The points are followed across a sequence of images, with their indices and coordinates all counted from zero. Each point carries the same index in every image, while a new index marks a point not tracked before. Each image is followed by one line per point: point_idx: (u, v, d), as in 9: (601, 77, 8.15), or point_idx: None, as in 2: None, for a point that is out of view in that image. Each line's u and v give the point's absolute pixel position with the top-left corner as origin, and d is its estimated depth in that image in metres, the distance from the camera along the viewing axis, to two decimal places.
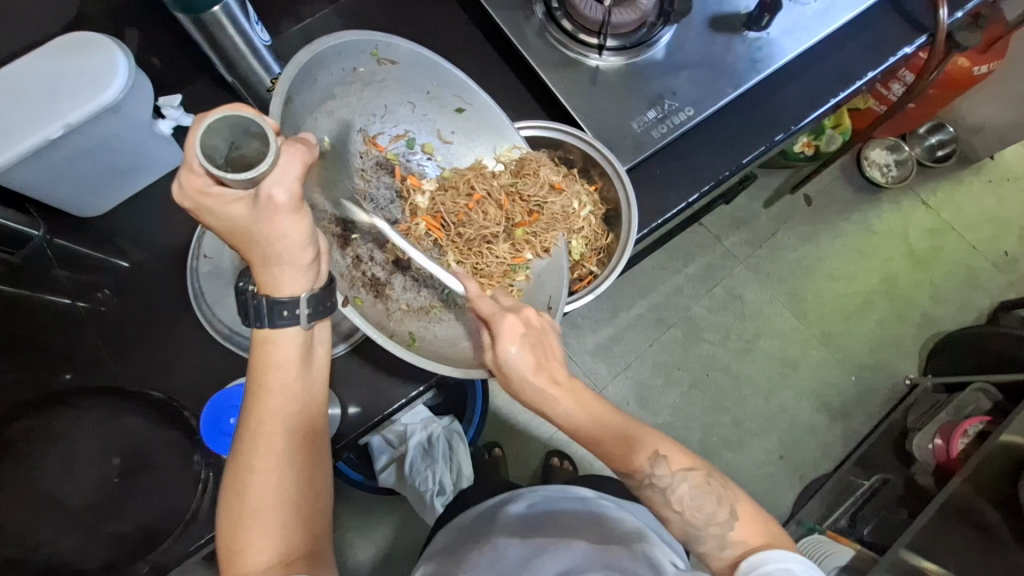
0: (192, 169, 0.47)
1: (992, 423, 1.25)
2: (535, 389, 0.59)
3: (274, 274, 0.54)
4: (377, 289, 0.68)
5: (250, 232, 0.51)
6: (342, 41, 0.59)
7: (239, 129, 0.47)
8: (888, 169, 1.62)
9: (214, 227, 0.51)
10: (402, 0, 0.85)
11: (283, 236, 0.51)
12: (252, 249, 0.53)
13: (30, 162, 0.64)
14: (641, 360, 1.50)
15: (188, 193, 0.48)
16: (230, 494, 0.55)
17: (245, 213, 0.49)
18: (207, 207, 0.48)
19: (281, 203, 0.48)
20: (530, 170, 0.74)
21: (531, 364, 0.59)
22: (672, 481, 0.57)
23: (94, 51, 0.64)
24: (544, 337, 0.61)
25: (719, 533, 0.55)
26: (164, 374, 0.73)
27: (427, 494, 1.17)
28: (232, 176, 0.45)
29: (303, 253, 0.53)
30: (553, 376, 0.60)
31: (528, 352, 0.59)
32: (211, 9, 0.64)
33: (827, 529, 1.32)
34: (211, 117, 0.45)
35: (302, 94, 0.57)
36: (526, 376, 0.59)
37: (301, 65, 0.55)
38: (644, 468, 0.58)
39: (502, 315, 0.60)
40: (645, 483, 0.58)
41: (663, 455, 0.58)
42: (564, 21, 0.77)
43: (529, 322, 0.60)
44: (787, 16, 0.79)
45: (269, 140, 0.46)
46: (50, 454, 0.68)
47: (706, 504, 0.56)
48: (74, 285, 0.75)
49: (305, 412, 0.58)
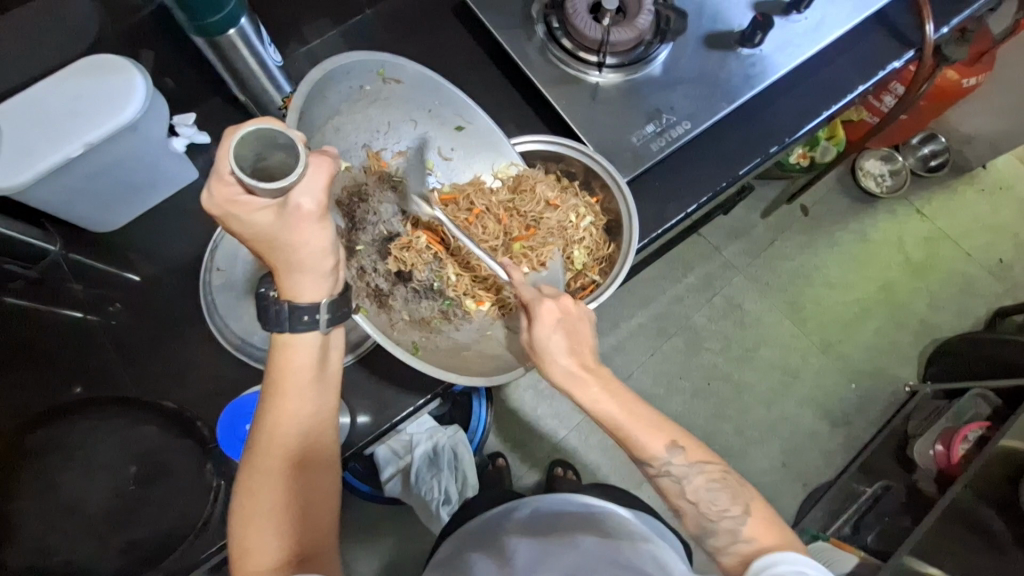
0: (223, 179, 0.50)
1: (990, 429, 1.26)
2: (567, 372, 0.63)
3: (296, 281, 0.57)
4: (380, 300, 0.70)
5: (276, 239, 0.53)
6: (350, 61, 0.64)
7: (267, 141, 0.49)
8: (883, 179, 1.65)
9: (238, 233, 0.52)
10: (407, 21, 0.88)
11: (308, 243, 0.54)
12: (275, 256, 0.55)
13: (51, 181, 0.66)
14: (643, 370, 1.52)
15: (218, 202, 0.50)
16: (242, 494, 0.56)
17: (271, 221, 0.52)
18: (236, 214, 0.50)
19: (308, 212, 0.52)
20: (527, 186, 0.76)
21: (563, 345, 0.63)
22: (687, 472, 0.63)
23: (113, 73, 0.66)
24: (577, 324, 0.65)
25: (731, 529, 0.60)
26: (178, 384, 0.75)
27: (433, 503, 1.19)
28: (264, 185, 0.47)
29: (325, 260, 0.56)
30: (584, 361, 0.64)
31: (562, 336, 0.63)
32: (226, 33, 0.67)
33: (831, 536, 1.33)
34: (244, 129, 0.47)
35: (313, 110, 0.63)
36: (557, 356, 0.62)
37: (312, 82, 0.61)
38: (662, 457, 0.62)
39: (540, 301, 0.63)
40: (661, 472, 0.63)
41: (680, 446, 0.63)
42: (565, 40, 0.79)
43: (567, 308, 0.64)
44: (778, 33, 0.82)
45: (299, 153, 0.49)
46: (64, 464, 0.69)
47: (720, 497, 0.62)
48: (89, 298, 0.77)
49: (319, 417, 0.59)
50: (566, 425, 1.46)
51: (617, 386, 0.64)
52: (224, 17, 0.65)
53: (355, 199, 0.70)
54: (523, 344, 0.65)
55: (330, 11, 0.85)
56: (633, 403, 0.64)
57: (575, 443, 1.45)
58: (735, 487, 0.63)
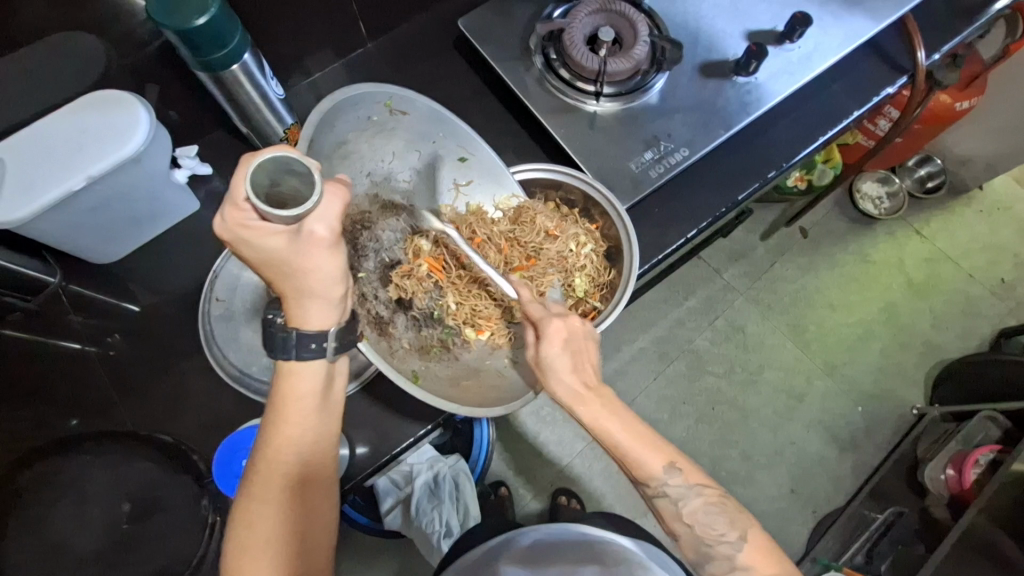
0: (237, 205, 0.49)
1: (1003, 452, 1.23)
2: (568, 389, 0.62)
3: (305, 307, 0.56)
4: (381, 327, 0.68)
5: (287, 265, 0.53)
6: (359, 92, 0.64)
7: (282, 167, 0.49)
8: (880, 202, 1.66)
9: (248, 258, 0.53)
10: (406, 55, 0.90)
11: (319, 269, 0.54)
12: (285, 281, 0.55)
13: (49, 216, 0.66)
14: (646, 394, 1.50)
15: (230, 226, 0.50)
16: (237, 524, 0.54)
17: (284, 246, 0.52)
18: (247, 239, 0.50)
19: (321, 237, 0.52)
20: (527, 218, 0.77)
21: (567, 364, 0.62)
22: (684, 494, 0.62)
23: (118, 107, 0.67)
24: (584, 344, 0.64)
25: (727, 554, 0.61)
26: (174, 418, 0.73)
27: (433, 536, 1.15)
28: (279, 215, 0.47)
29: (335, 287, 0.56)
30: (586, 380, 0.63)
31: (567, 355, 0.62)
32: (230, 68, 0.68)
33: (843, 565, 1.28)
34: (261, 156, 0.47)
35: (323, 137, 0.63)
36: (561, 374, 0.62)
37: (323, 111, 0.61)
38: (659, 477, 0.62)
39: (549, 318, 0.63)
40: (658, 493, 0.62)
41: (679, 467, 0.62)
42: (562, 70, 0.80)
43: (575, 329, 0.63)
44: (773, 61, 0.83)
45: (315, 182, 0.49)
46: (58, 502, 0.68)
47: (719, 522, 0.61)
48: (87, 329, 0.76)
49: (320, 445, 0.58)
50: (569, 452, 1.43)
51: (618, 408, 0.63)
52: (227, 53, 0.66)
53: (359, 226, 0.69)
54: (529, 360, 0.64)
55: (332, 46, 0.87)
56: (635, 423, 0.63)
57: (579, 470, 1.42)
58: (734, 512, 0.62)
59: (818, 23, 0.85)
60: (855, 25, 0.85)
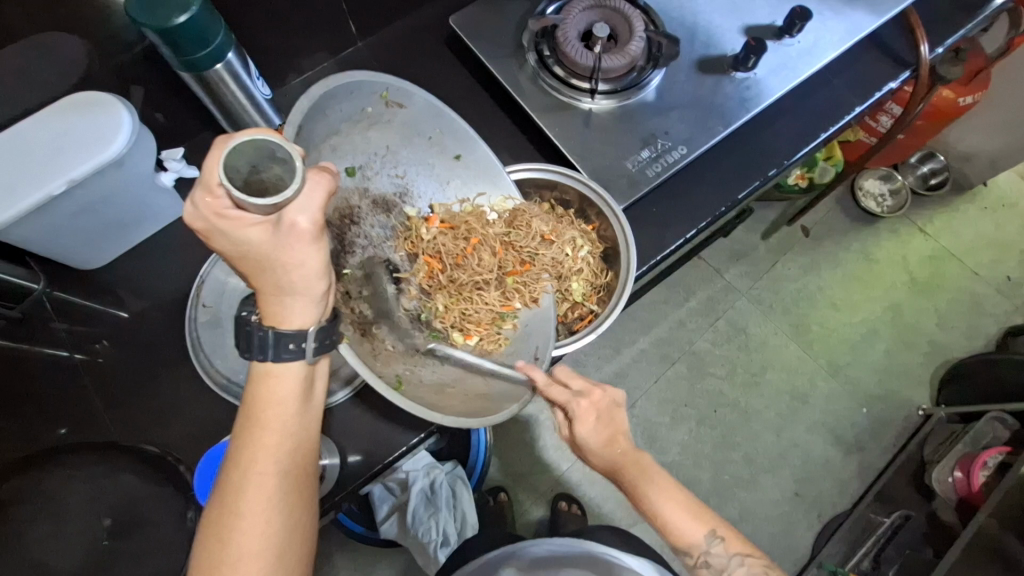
0: (212, 191, 0.47)
1: (1011, 454, 1.20)
2: (603, 459, 0.68)
3: (284, 305, 0.53)
4: (365, 329, 0.62)
5: (266, 259, 0.50)
6: (356, 80, 0.59)
7: (264, 153, 0.47)
8: (883, 199, 1.64)
9: (224, 251, 0.50)
10: (399, 53, 0.88)
11: (300, 264, 0.51)
12: (264, 276, 0.52)
13: (32, 221, 0.65)
14: (647, 397, 1.48)
15: (204, 215, 0.47)
16: (212, 538, 0.52)
17: (264, 239, 0.49)
18: (222, 229, 0.48)
19: (304, 230, 0.49)
20: (522, 222, 0.75)
21: (603, 439, 0.67)
22: (727, 563, 0.65)
23: (101, 110, 0.65)
24: (612, 413, 0.68)
25: None
26: (160, 428, 0.72)
27: (431, 545, 1.13)
28: (254, 203, 0.45)
29: (317, 283, 0.53)
30: (621, 449, 0.68)
31: (599, 431, 0.67)
32: (213, 68, 0.66)
33: (849, 570, 1.26)
34: (238, 139, 0.46)
35: (313, 126, 0.57)
36: (596, 450, 0.67)
37: (314, 98, 0.55)
38: (701, 546, 0.66)
39: (575, 402, 0.66)
40: (700, 563, 0.66)
41: (720, 536, 0.66)
42: (557, 68, 0.78)
43: (599, 405, 0.67)
44: (773, 56, 0.81)
45: (296, 167, 0.47)
46: (37, 516, 0.65)
47: None
48: (71, 337, 0.74)
49: (299, 452, 0.55)
50: (571, 456, 1.41)
51: (659, 478, 0.68)
52: (210, 52, 0.64)
53: (347, 220, 0.63)
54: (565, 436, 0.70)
55: (323, 46, 0.85)
56: (676, 492, 0.68)
57: (579, 475, 1.40)
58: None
59: (817, 17, 0.83)
60: (856, 20, 0.83)
